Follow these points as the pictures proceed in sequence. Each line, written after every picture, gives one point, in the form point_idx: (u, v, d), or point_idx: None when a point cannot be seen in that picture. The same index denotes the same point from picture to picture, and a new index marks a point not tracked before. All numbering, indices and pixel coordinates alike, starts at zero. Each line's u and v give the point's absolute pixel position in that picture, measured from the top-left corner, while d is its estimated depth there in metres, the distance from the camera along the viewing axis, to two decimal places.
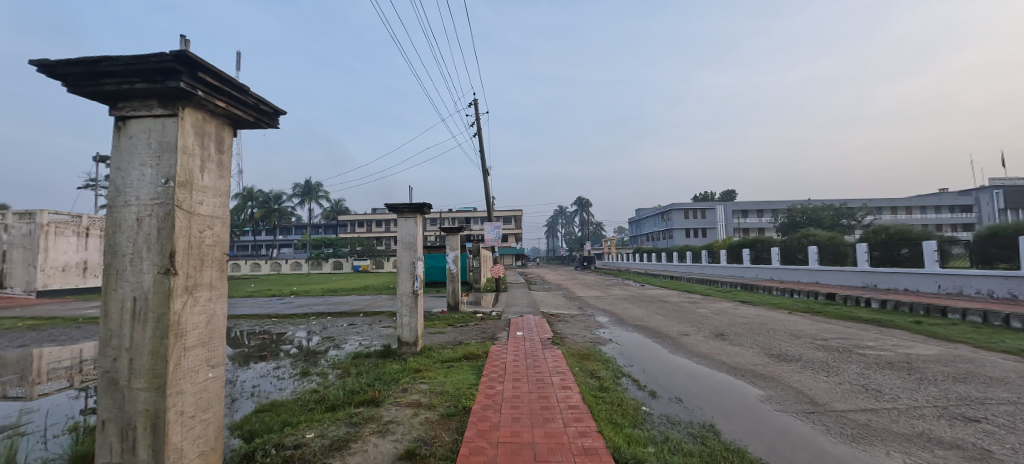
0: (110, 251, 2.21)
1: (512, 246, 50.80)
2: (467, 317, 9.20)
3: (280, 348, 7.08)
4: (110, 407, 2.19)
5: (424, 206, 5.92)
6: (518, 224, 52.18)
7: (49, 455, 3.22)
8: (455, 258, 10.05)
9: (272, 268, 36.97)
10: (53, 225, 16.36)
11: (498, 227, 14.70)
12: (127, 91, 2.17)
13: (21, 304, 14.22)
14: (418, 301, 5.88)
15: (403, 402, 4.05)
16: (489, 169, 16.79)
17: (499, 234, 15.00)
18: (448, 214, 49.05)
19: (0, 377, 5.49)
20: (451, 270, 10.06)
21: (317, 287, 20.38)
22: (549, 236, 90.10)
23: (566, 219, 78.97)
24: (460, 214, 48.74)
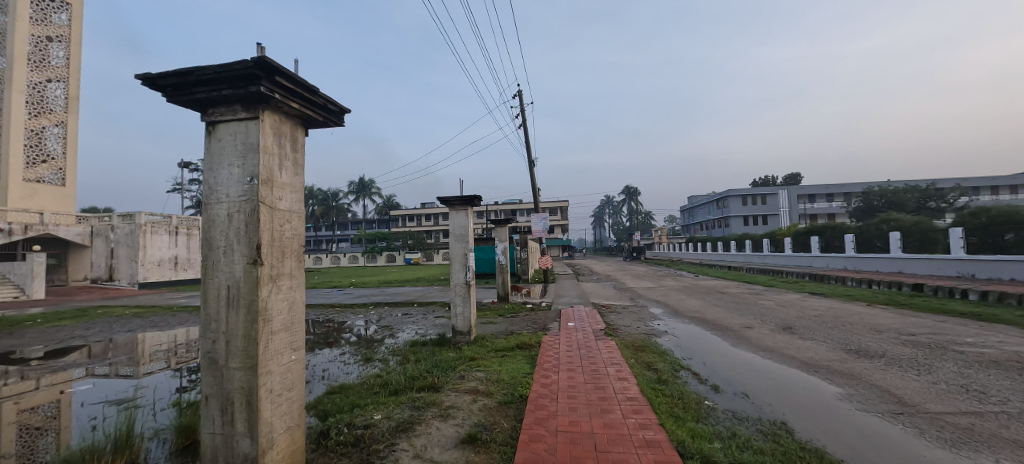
0: (207, 246, 2.45)
1: (558, 238, 50.39)
2: (517, 307, 9.31)
3: (342, 335, 7.54)
4: (212, 384, 2.43)
5: (475, 199, 5.99)
6: (564, 215, 51.79)
7: (160, 426, 3.68)
8: (504, 250, 10.04)
9: (332, 262, 39.51)
10: (149, 225, 18.56)
11: (544, 218, 14.42)
12: (216, 98, 2.37)
13: (127, 294, 16.32)
14: (471, 292, 5.98)
15: (461, 389, 4.16)
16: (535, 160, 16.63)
17: (546, 225, 14.60)
18: (493, 206, 49.40)
19: (113, 358, 6.31)
20: (500, 262, 10.09)
21: (372, 278, 21.38)
22: (596, 228, 88.62)
23: (613, 209, 76.96)
24: (506, 206, 48.97)
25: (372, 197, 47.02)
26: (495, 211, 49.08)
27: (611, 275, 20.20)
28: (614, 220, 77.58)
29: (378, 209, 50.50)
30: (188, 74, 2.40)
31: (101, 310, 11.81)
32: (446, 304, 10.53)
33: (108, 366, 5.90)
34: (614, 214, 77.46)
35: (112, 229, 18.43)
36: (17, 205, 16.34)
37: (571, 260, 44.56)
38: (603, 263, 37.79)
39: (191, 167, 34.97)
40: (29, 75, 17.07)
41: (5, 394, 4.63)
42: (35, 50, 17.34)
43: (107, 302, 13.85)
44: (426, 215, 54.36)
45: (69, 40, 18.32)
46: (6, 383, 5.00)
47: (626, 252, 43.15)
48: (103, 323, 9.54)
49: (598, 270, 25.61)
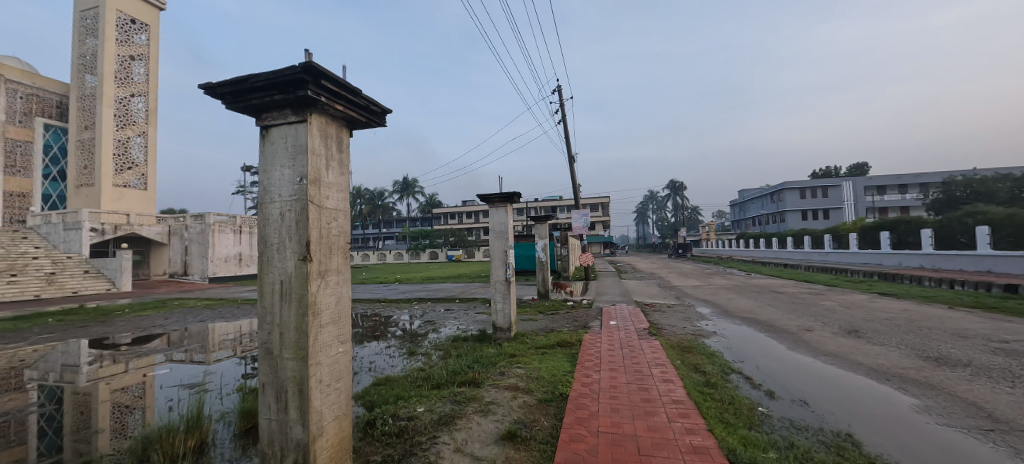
0: (263, 243, 2.61)
1: (600, 234, 49.39)
2: (557, 305, 9.23)
3: (388, 329, 7.82)
4: (268, 373, 2.59)
5: (514, 195, 5.96)
6: (605, 211, 50.70)
7: (226, 409, 4.00)
8: (544, 247, 9.94)
9: (379, 258, 41.23)
10: (217, 224, 20.33)
11: (585, 214, 14.11)
12: (269, 103, 2.51)
13: (198, 288, 17.94)
14: (511, 288, 5.98)
15: (502, 385, 4.17)
16: (575, 155, 16.35)
17: (586, 222, 14.32)
18: (533, 203, 49.27)
19: (188, 346, 6.96)
20: (540, 259, 10.02)
21: (417, 275, 22.06)
22: (640, 224, 85.92)
23: (657, 205, 74.22)
24: (545, 203, 48.71)
25: (416, 196, 48.43)
26: (535, 208, 48.89)
27: (656, 273, 19.47)
28: (659, 215, 74.87)
29: (421, 207, 51.97)
30: (244, 82, 2.55)
31: (179, 301, 13.10)
32: (487, 301, 10.64)
33: (185, 352, 6.52)
34: (659, 210, 74.76)
35: (186, 228, 20.30)
36: (109, 208, 18.64)
37: (613, 257, 43.55)
38: (647, 260, 36.58)
39: (252, 171, 37.84)
40: (116, 92, 19.29)
41: (102, 374, 5.26)
42: (120, 69, 19.52)
43: (183, 294, 15.30)
44: (467, 212, 55.26)
45: (148, 58, 20.41)
46: (102, 365, 5.67)
47: (671, 249, 41.48)
48: (180, 313, 10.58)
49: (641, 267, 24.82)
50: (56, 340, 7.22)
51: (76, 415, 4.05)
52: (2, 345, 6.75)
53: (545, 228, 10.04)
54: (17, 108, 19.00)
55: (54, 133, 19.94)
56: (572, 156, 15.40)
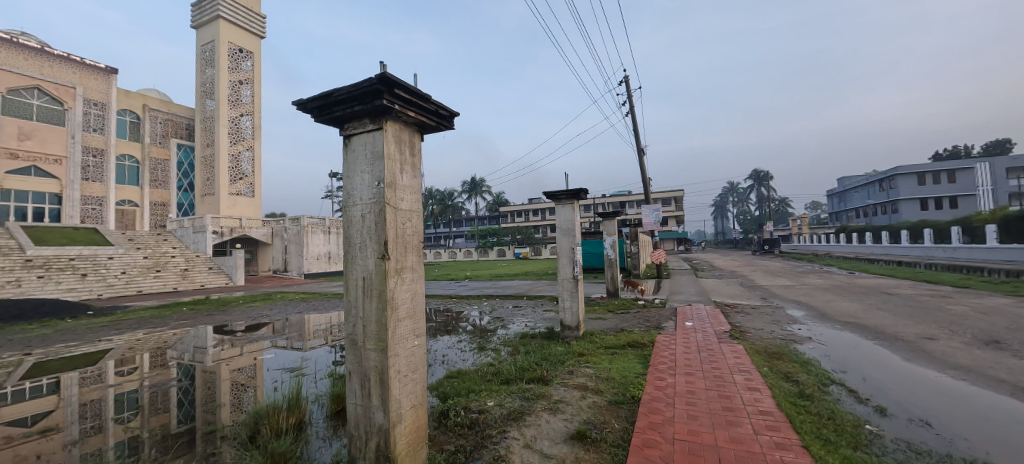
0: (347, 243, 2.84)
1: (673, 230, 46.64)
2: (627, 304, 8.90)
3: (459, 324, 8.14)
4: (354, 362, 2.82)
5: (581, 192, 5.84)
6: (678, 206, 47.79)
7: (319, 392, 4.46)
8: (612, 244, 9.63)
9: (450, 256, 43.09)
10: (310, 226, 22.68)
11: (656, 209, 13.40)
12: (350, 114, 2.73)
13: (296, 283, 20.19)
14: (578, 287, 5.87)
15: (570, 383, 4.13)
16: (644, 148, 15.62)
17: (658, 217, 13.57)
18: (600, 199, 47.97)
19: (289, 334, 7.87)
20: (608, 256, 9.74)
21: (486, 272, 22.70)
22: (718, 218, 79.68)
23: (738, 197, 68.22)
24: (613, 199, 47.25)
25: (483, 195, 49.65)
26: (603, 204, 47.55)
27: (738, 271, 17.89)
28: (741, 208, 68.78)
29: (488, 206, 53.19)
30: (329, 97, 2.80)
31: (283, 295, 14.85)
32: (554, 299, 10.59)
33: (286, 339, 7.38)
34: (740, 202, 68.69)
35: (285, 230, 22.91)
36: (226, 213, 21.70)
37: (688, 254, 40.97)
38: (727, 256, 33.80)
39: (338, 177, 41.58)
40: (229, 113, 22.38)
41: (223, 356, 6.15)
42: (232, 92, 22.61)
43: (285, 289, 17.31)
44: (533, 210, 55.47)
45: (252, 81, 23.35)
46: (223, 348, 6.65)
47: (756, 244, 37.86)
48: (284, 305, 12.01)
49: (721, 264, 23.01)
50: (191, 325, 8.60)
51: (205, 390, 4.80)
52: (151, 328, 8.17)
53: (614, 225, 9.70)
54: (158, 131, 22.88)
55: (185, 151, 23.69)
56: (641, 148, 14.70)
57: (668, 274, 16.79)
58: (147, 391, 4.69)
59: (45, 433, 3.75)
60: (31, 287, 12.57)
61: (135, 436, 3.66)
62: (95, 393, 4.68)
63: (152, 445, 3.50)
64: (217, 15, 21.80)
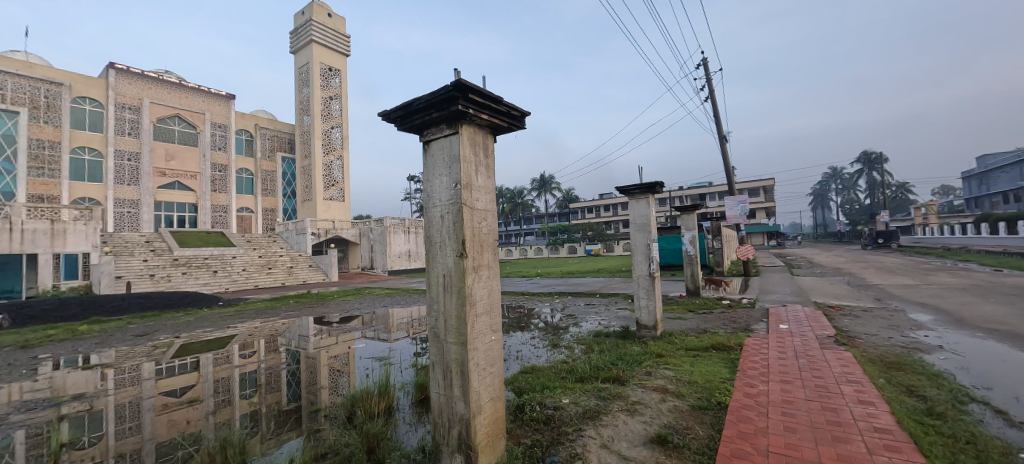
0: (429, 242, 3.02)
1: (761, 223, 42.50)
2: (710, 303, 8.31)
3: (531, 321, 8.23)
4: (436, 354, 2.98)
5: (656, 185, 5.56)
6: (766, 196, 43.43)
7: (405, 380, 4.81)
8: (693, 240, 9.04)
9: (521, 253, 43.66)
10: (392, 226, 24.42)
11: (742, 201, 12.29)
12: (429, 122, 2.89)
13: (381, 279, 21.88)
14: (656, 285, 5.61)
15: (648, 385, 3.98)
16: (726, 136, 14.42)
17: (744, 209, 12.40)
18: (675, 191, 45.32)
19: (379, 326, 8.58)
20: (688, 253, 9.17)
21: (557, 269, 22.67)
22: (818, 208, 70.84)
23: (842, 185, 60.18)
24: (689, 191, 44.38)
25: (553, 192, 49.49)
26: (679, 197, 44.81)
27: (845, 268, 15.77)
28: (846, 196, 60.46)
29: (558, 203, 52.83)
30: (410, 106, 2.99)
31: (373, 290, 16.20)
32: (629, 297, 10.24)
33: (376, 331, 8.07)
34: (845, 189, 60.39)
35: (370, 231, 24.87)
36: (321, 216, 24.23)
37: (779, 249, 37.13)
38: (830, 252, 30.01)
39: (415, 179, 44.20)
40: (322, 126, 24.91)
41: (323, 345, 6.89)
42: (324, 107, 25.10)
43: (373, 284, 18.86)
44: (604, 205, 54.01)
45: (340, 96, 25.68)
46: (322, 337, 7.45)
47: (866, 237, 33.06)
48: (374, 300, 13.10)
49: (822, 261, 20.46)
50: (299, 316, 9.76)
51: (309, 373, 5.42)
52: (268, 318, 9.43)
53: (693, 219, 9.10)
54: (267, 146, 26.20)
55: (287, 163, 26.81)
56: (723, 136, 13.58)
57: (757, 271, 15.35)
58: (264, 373, 5.43)
59: (191, 402, 4.51)
60: (178, 282, 15.20)
61: (256, 410, 4.26)
62: (225, 372, 5.51)
63: (270, 419, 4.03)
64: (310, 40, 24.33)
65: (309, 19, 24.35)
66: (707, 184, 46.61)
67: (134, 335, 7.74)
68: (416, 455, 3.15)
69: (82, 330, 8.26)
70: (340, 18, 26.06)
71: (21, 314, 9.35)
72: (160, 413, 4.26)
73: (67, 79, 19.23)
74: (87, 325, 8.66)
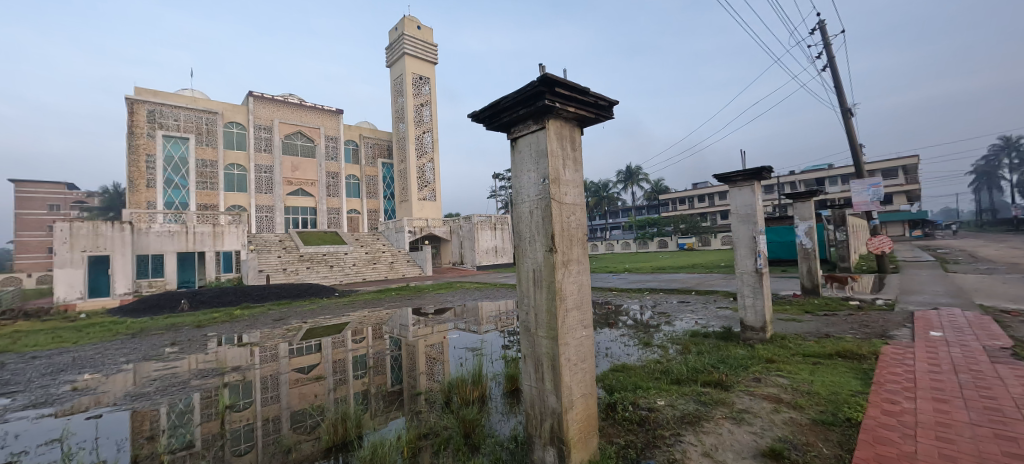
0: (518, 237, 3.09)
1: (899, 210, 35.70)
2: (834, 304, 7.22)
3: (619, 318, 8.00)
4: (527, 347, 3.04)
5: (763, 170, 4.99)
6: (905, 178, 36.36)
7: (496, 371, 5.01)
8: (808, 231, 7.93)
9: (607, 248, 42.57)
10: (479, 223, 25.51)
11: (875, 184, 10.45)
12: (516, 120, 2.95)
13: (471, 273, 23.02)
14: (764, 282, 5.07)
15: (758, 393, 3.61)
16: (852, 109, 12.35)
17: (877, 195, 10.53)
18: (784, 177, 40.26)
19: (473, 318, 9.05)
20: (804, 246, 8.08)
21: (647, 265, 21.63)
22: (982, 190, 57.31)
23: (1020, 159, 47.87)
24: (801, 176, 39.08)
25: (640, 183, 47.33)
26: (789, 183, 39.64)
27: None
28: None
29: (646, 195, 50.27)
30: (498, 105, 3.07)
31: (467, 284, 17.12)
32: (730, 295, 9.37)
33: (471, 323, 8.52)
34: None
35: (460, 228, 26.25)
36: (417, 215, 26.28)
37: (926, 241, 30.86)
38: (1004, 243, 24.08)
39: (500, 177, 45.51)
40: (415, 132, 26.96)
41: (420, 334, 7.50)
42: (417, 114, 27.11)
43: (465, 279, 19.93)
44: (697, 195, 50.01)
45: (430, 102, 27.48)
46: (420, 327, 8.10)
47: None
48: (469, 293, 13.84)
49: (993, 255, 16.51)
50: (402, 307, 10.72)
51: (411, 360, 5.93)
52: (378, 308, 10.54)
53: (809, 208, 7.97)
54: (369, 154, 29.09)
55: (386, 168, 29.49)
56: (849, 110, 11.66)
57: (896, 267, 12.95)
58: (373, 357, 6.07)
59: (317, 379, 5.22)
60: (304, 275, 17.72)
61: (367, 390, 4.78)
62: (341, 354, 6.29)
63: (380, 398, 4.49)
64: (403, 53, 26.45)
65: (402, 33, 26.43)
66: (825, 166, 40.52)
67: (273, 319, 9.21)
68: (509, 444, 3.26)
69: (236, 314, 10.07)
70: (428, 29, 27.84)
71: (196, 299, 11.72)
72: (293, 386, 5.01)
73: (219, 108, 23.42)
74: (240, 310, 10.54)
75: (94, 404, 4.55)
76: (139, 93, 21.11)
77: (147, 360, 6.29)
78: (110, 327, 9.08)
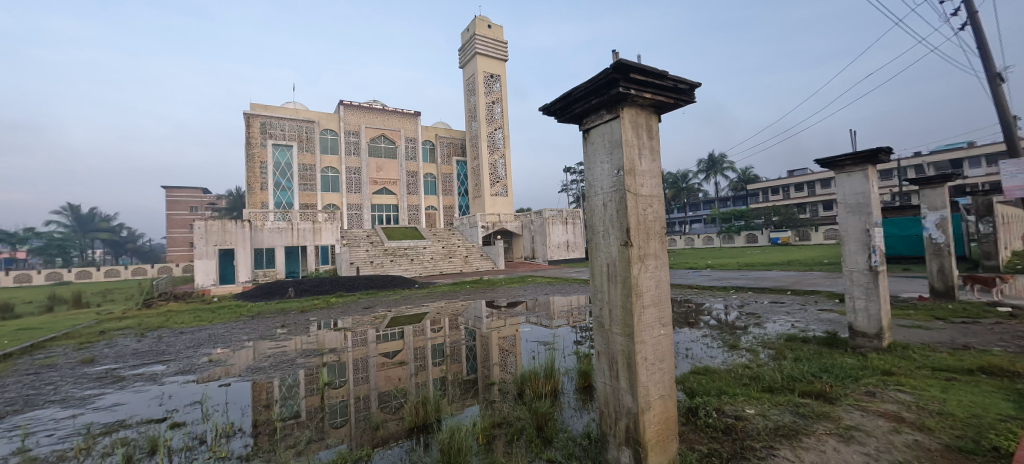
0: (590, 232, 3.04)
1: None
2: (977, 311, 6.01)
3: (701, 317, 7.48)
4: (601, 344, 2.99)
5: (879, 152, 4.31)
6: None
7: (568, 366, 5.00)
8: (941, 224, 6.71)
9: (687, 243, 40.22)
10: (551, 218, 25.51)
11: None
12: (589, 110, 2.89)
13: (543, 268, 23.17)
14: (880, 282, 4.39)
15: (872, 409, 3.16)
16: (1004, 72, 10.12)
17: None
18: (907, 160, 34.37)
19: (546, 312, 9.12)
20: (935, 242, 6.87)
21: (734, 261, 19.98)
22: None
23: None
24: (930, 158, 33.07)
25: (724, 173, 43.71)
26: (914, 166, 33.67)
27: None
28: None
29: (732, 184, 46.29)
30: (570, 96, 3.04)
31: (540, 278, 17.28)
32: (834, 296, 8.28)
33: (544, 317, 8.61)
34: None
35: (531, 222, 26.46)
36: (489, 211, 27.10)
37: None
38: None
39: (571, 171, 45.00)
40: (487, 130, 27.73)
41: (494, 326, 7.73)
42: (488, 112, 27.84)
43: (538, 273, 20.12)
44: (794, 184, 44.68)
45: (501, 99, 28.01)
46: (494, 319, 8.38)
47: None
48: (543, 287, 13.98)
49: None
50: (477, 299, 11.18)
51: (485, 350, 6.16)
52: (457, 299, 11.11)
53: (942, 196, 6.72)
54: (444, 153, 30.51)
55: (460, 166, 30.72)
56: (1001, 75, 9.56)
57: None
58: (450, 345, 6.42)
59: (400, 363, 5.66)
60: (389, 268, 19.26)
61: (445, 377, 5.06)
62: (422, 342, 6.75)
63: (457, 386, 4.73)
64: (475, 53, 27.27)
65: (474, 34, 27.27)
66: (965, 145, 33.79)
67: (363, 307, 10.19)
68: (582, 440, 3.23)
69: (333, 301, 11.31)
70: (498, 27, 28.35)
71: (301, 288, 13.33)
72: (380, 369, 5.48)
73: (316, 117, 26.21)
74: (335, 298, 11.79)
75: (224, 374, 5.42)
76: (254, 108, 24.43)
77: (264, 339, 7.32)
78: (236, 309, 10.71)
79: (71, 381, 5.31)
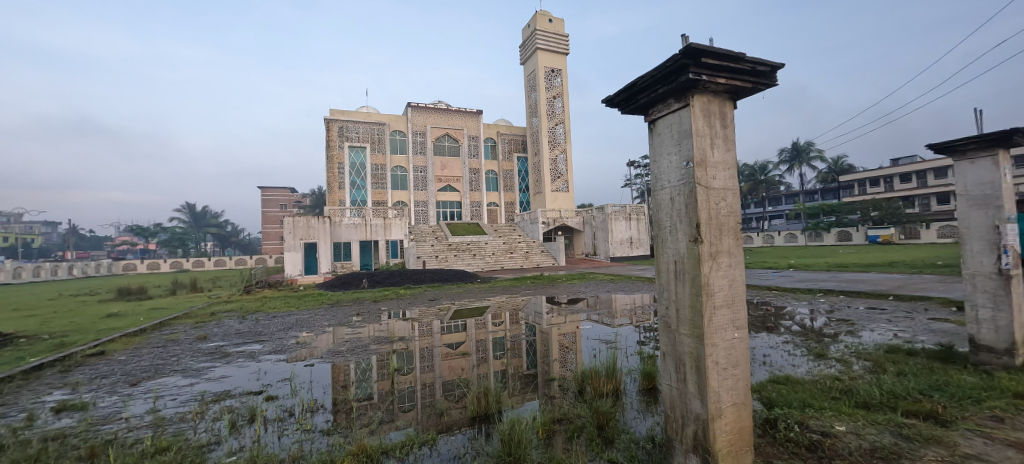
0: (656, 227, 2.93)
1: None
2: None
3: (781, 322, 6.85)
4: (667, 344, 2.88)
5: (1015, 133, 3.61)
6: None
7: (631, 367, 4.88)
8: None
9: (766, 240, 36.99)
10: (613, 214, 24.85)
11: None
12: (655, 100, 2.78)
13: (606, 265, 22.66)
14: (1012, 288, 3.70)
15: (997, 437, 2.70)
16: None
17: None
18: None
19: (609, 310, 8.94)
20: None
21: (824, 261, 17.99)
22: None
23: None
24: None
25: (812, 162, 39.35)
26: None
27: None
28: None
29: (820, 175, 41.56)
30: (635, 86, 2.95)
31: (602, 275, 16.94)
32: (951, 304, 7.13)
33: (605, 315, 8.46)
34: None
35: (593, 218, 25.96)
36: (550, 207, 27.09)
37: None
38: None
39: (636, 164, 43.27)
40: (548, 125, 27.64)
41: (554, 322, 7.76)
42: (549, 107, 27.73)
43: (599, 270, 19.74)
44: (900, 173, 38.94)
45: (562, 94, 27.74)
46: (555, 315, 8.39)
47: None
48: (606, 285, 13.70)
49: None
50: (538, 294, 11.26)
51: (546, 346, 6.19)
52: (518, 294, 11.29)
53: None
54: (504, 150, 30.94)
55: (520, 162, 30.97)
56: None
57: None
58: (510, 340, 6.55)
59: (463, 354, 5.91)
60: (452, 262, 20.08)
61: (506, 370, 5.18)
62: (483, 334, 6.96)
63: (517, 379, 4.83)
64: (535, 48, 27.25)
65: (534, 29, 27.25)
66: None
67: (429, 299, 10.75)
68: (645, 443, 3.14)
69: (402, 293, 12.07)
70: (559, 20, 28.04)
71: (374, 279, 14.38)
72: (444, 359, 5.76)
73: (385, 119, 27.88)
74: (404, 290, 12.57)
75: (309, 355, 6.05)
76: (333, 114, 26.68)
77: (341, 326, 8.03)
78: (318, 297, 11.85)
79: (189, 354, 6.25)
